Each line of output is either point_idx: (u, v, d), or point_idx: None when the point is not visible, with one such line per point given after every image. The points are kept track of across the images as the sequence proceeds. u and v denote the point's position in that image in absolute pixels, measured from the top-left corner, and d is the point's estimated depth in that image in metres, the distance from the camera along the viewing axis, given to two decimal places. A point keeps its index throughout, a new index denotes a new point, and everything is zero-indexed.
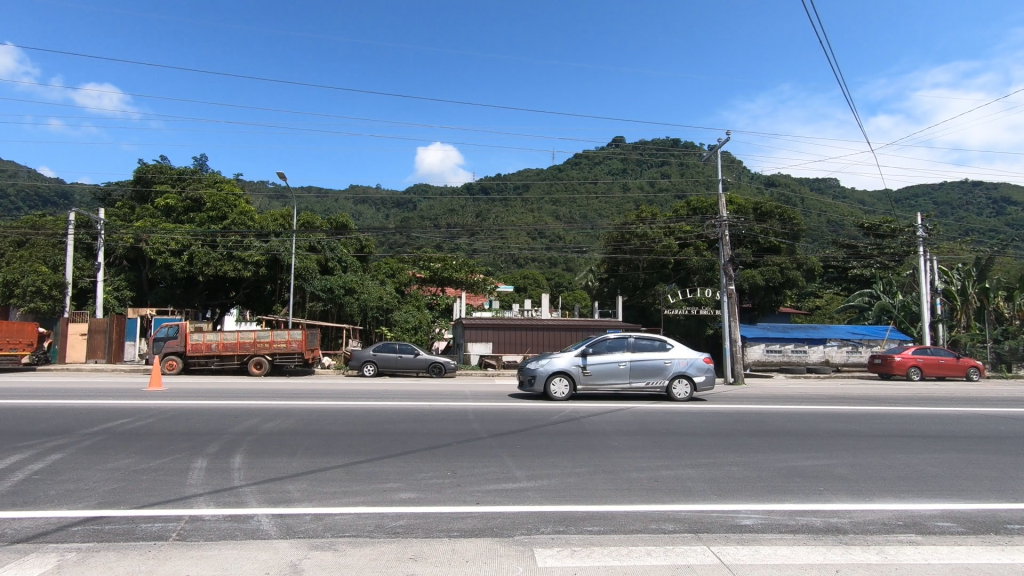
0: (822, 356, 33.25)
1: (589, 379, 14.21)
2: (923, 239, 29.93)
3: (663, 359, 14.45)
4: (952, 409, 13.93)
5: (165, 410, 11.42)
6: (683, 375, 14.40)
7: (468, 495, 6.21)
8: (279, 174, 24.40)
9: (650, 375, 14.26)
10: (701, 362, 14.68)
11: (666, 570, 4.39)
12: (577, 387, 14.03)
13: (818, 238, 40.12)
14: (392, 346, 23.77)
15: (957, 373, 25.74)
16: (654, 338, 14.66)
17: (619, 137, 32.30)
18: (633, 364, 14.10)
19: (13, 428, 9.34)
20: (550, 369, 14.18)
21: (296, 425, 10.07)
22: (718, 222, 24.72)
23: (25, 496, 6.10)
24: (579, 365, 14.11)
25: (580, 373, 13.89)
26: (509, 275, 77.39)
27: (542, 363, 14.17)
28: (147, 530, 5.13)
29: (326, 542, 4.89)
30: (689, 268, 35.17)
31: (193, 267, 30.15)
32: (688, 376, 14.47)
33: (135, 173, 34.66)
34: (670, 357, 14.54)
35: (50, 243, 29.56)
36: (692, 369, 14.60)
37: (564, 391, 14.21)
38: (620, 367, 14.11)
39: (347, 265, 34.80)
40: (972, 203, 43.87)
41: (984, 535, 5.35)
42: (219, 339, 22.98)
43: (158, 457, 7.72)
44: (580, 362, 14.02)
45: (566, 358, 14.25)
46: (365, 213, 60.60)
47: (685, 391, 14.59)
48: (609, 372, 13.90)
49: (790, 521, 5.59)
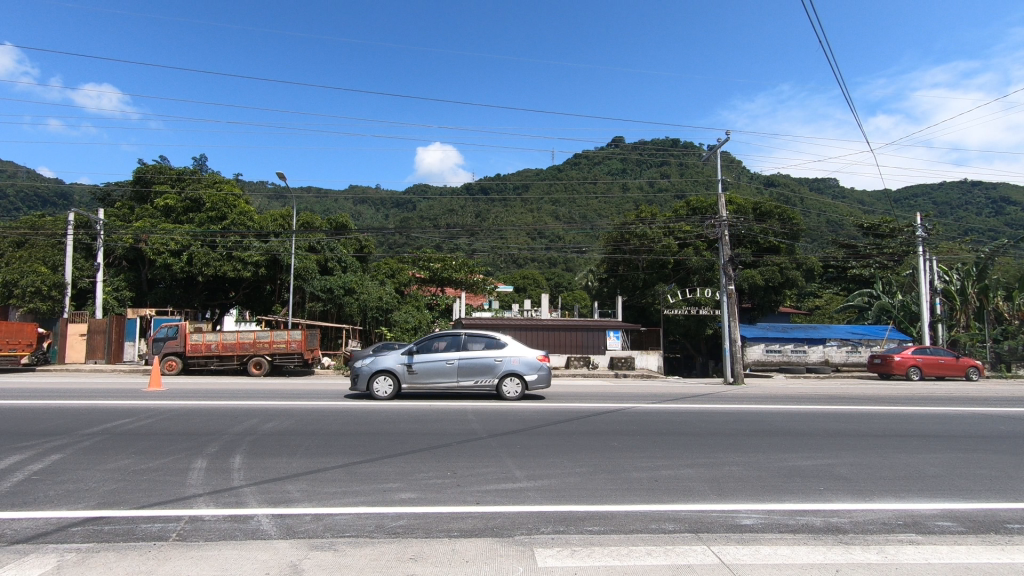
0: (822, 356, 33.26)
1: (416, 378, 13.72)
2: (923, 239, 29.90)
3: (494, 358, 13.93)
4: (952, 409, 13.93)
5: (165, 410, 11.42)
6: (513, 374, 13.80)
7: (469, 495, 6.21)
8: (279, 174, 24.38)
9: (478, 374, 13.72)
10: (536, 361, 14.10)
11: (665, 570, 4.38)
12: (401, 386, 13.54)
13: (818, 238, 40.14)
14: (391, 346, 23.79)
15: (956, 373, 25.76)
16: (488, 335, 14.16)
17: (619, 137, 32.33)
18: (462, 362, 13.57)
19: (14, 429, 9.35)
20: (375, 368, 13.72)
21: (296, 425, 10.06)
22: (718, 222, 24.73)
23: (24, 496, 6.10)
24: (406, 363, 13.62)
25: (404, 372, 13.39)
26: (509, 275, 77.46)
27: (367, 362, 13.71)
28: (147, 530, 5.13)
29: (326, 542, 4.89)
30: (689, 268, 35.20)
31: (193, 267, 30.14)
32: (519, 375, 13.85)
33: (135, 174, 34.65)
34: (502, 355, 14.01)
35: (49, 243, 29.53)
36: (525, 367, 13.98)
37: (389, 391, 13.74)
38: (449, 365, 13.61)
39: (347, 265, 34.81)
40: (971, 202, 43.88)
41: (984, 534, 5.35)
42: (220, 339, 22.99)
43: (158, 458, 7.71)
44: (404, 361, 13.56)
45: (392, 357, 13.78)
46: (365, 213, 60.64)
47: (517, 389, 14.00)
48: (433, 371, 13.41)
49: (790, 521, 5.59)
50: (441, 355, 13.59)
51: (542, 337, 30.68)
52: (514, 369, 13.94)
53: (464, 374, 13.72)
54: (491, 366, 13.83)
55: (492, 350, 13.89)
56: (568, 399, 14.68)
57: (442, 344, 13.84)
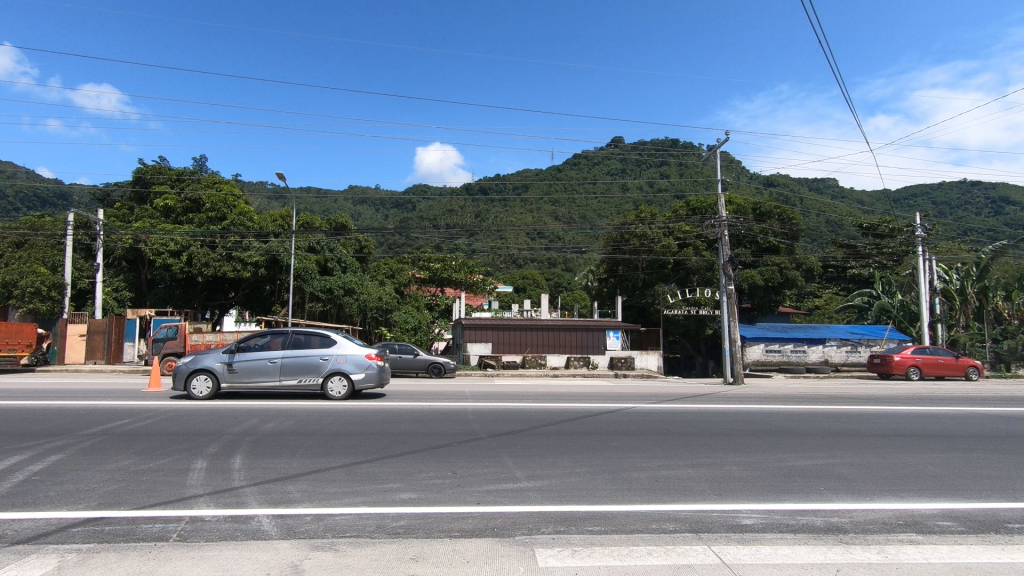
0: (822, 356, 33.26)
1: (238, 378, 13.17)
2: (923, 239, 29.91)
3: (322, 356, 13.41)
4: (951, 409, 13.91)
5: (165, 410, 11.42)
6: (339, 373, 13.28)
7: (469, 495, 6.22)
8: (278, 173, 24.40)
9: (302, 373, 13.19)
10: (366, 359, 13.56)
11: (667, 570, 4.38)
12: (219, 386, 13.10)
13: (817, 238, 40.16)
14: (391, 346, 23.82)
15: (956, 373, 25.77)
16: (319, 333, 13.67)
17: (618, 137, 32.37)
18: (285, 361, 13.10)
19: (14, 429, 9.34)
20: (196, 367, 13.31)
21: (296, 425, 10.06)
22: (717, 222, 24.75)
23: (25, 496, 6.11)
24: (228, 362, 13.18)
25: (222, 371, 12.98)
26: (508, 275, 77.54)
27: (189, 360, 13.32)
28: (148, 531, 5.14)
29: (327, 543, 4.89)
30: (688, 268, 35.23)
31: (193, 267, 30.15)
32: (345, 374, 13.34)
33: (135, 174, 34.66)
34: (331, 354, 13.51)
35: (48, 243, 29.55)
36: (353, 366, 13.46)
37: (207, 391, 13.19)
38: (270, 364, 13.16)
39: (347, 266, 34.80)
40: (971, 202, 43.88)
41: (984, 534, 5.35)
42: (219, 340, 22.99)
43: (157, 459, 7.71)
44: (224, 359, 13.15)
45: (214, 356, 13.35)
46: (365, 213, 60.67)
47: (344, 389, 13.46)
48: (252, 370, 12.99)
49: (790, 521, 5.59)
50: (264, 353, 13.08)
51: (542, 338, 30.68)
52: (341, 368, 13.44)
53: (287, 373, 13.16)
54: (318, 366, 13.32)
55: (320, 348, 13.40)
56: (566, 399, 14.70)
57: (269, 342, 13.34)
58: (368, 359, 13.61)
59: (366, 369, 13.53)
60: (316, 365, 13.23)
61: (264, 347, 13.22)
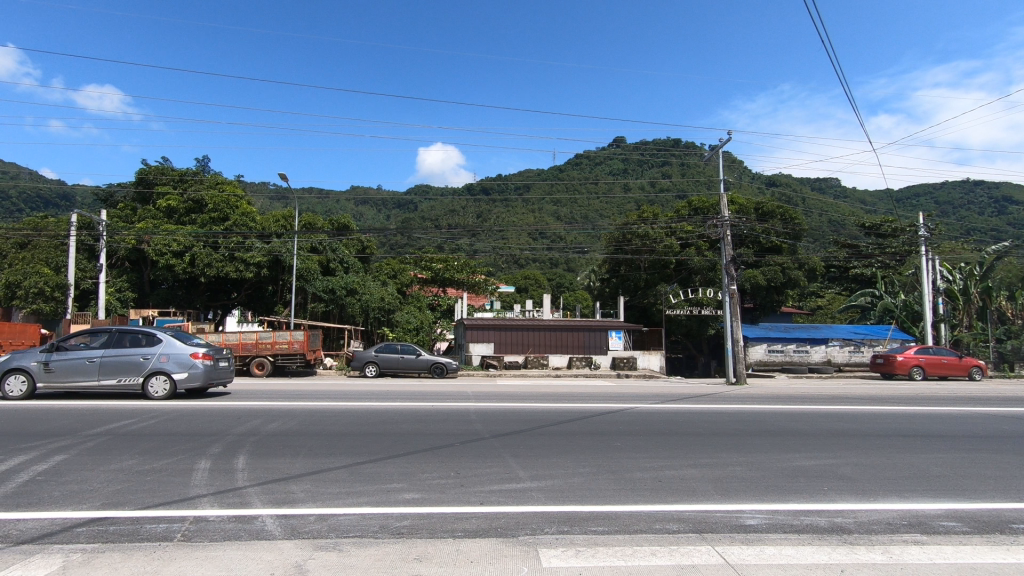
0: (824, 356, 33.19)
1: (55, 379, 12.68)
2: (926, 238, 29.82)
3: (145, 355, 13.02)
4: (954, 409, 13.89)
5: (168, 411, 11.45)
6: (160, 372, 12.89)
7: (472, 495, 6.22)
8: (280, 173, 24.45)
9: (122, 373, 12.77)
10: (189, 359, 13.22)
11: (672, 570, 4.38)
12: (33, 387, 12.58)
13: (819, 238, 40.11)
14: (393, 346, 23.85)
15: (959, 373, 25.70)
16: (146, 331, 13.26)
17: (620, 137, 32.35)
18: (102, 360, 12.67)
19: (18, 429, 9.36)
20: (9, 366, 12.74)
21: (300, 426, 10.09)
22: (719, 222, 24.68)
23: (29, 497, 6.12)
24: (45, 362, 12.69)
25: (33, 370, 12.44)
26: (510, 275, 77.47)
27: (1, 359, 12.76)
28: (152, 531, 5.15)
29: (331, 543, 4.90)
30: (690, 268, 35.19)
31: (195, 268, 30.22)
32: (167, 373, 12.97)
33: (137, 175, 34.70)
34: (155, 353, 13.10)
35: (51, 244, 29.64)
36: (176, 366, 13.10)
37: (23, 392, 12.65)
38: (87, 363, 12.68)
39: (349, 266, 34.85)
40: (973, 202, 43.78)
41: (989, 535, 5.33)
42: (222, 340, 23.02)
43: (161, 458, 7.73)
44: (40, 359, 12.65)
45: (31, 355, 12.81)
46: (366, 214, 60.69)
47: (165, 389, 13.04)
48: (66, 370, 12.52)
49: (794, 521, 5.59)
50: (82, 352, 12.68)
51: (543, 338, 30.65)
52: (164, 368, 13.03)
53: (106, 372, 12.74)
54: (140, 365, 12.93)
55: (143, 348, 12.99)
56: (568, 399, 14.70)
57: (91, 341, 12.93)
58: (195, 359, 13.26)
59: (190, 368, 13.12)
60: (136, 364, 12.84)
61: (85, 346, 12.80)
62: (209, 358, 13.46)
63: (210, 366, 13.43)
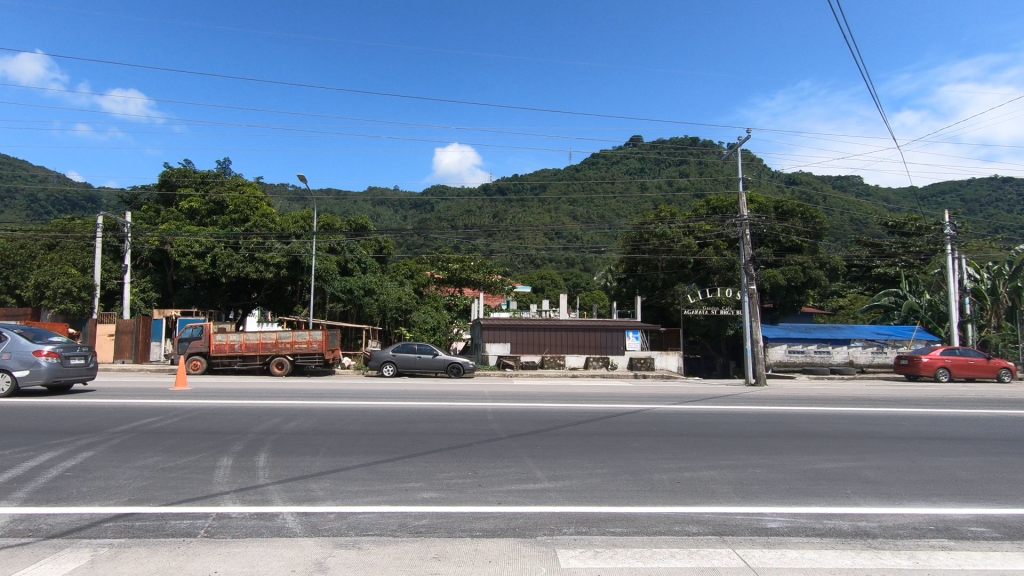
0: (846, 357, 32.65)
1: None
2: (952, 237, 29.15)
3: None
4: (982, 411, 13.55)
5: (190, 409, 11.64)
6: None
7: (490, 495, 6.23)
8: (299, 175, 24.72)
9: None
10: (33, 356, 12.83)
11: (691, 573, 4.34)
12: None
13: (841, 237, 39.49)
14: (411, 346, 24.00)
15: (987, 374, 25.00)
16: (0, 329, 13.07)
17: (637, 136, 32.17)
18: None
19: (46, 427, 9.59)
20: None
21: (319, 424, 10.20)
22: (738, 221, 24.39)
23: (57, 492, 6.27)
24: None
25: None
26: (526, 275, 77.35)
27: None
28: (176, 527, 5.24)
29: (350, 541, 4.93)
30: (709, 268, 34.84)
31: (216, 268, 30.72)
32: (7, 371, 12.62)
33: (160, 178, 35.34)
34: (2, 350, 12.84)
35: (78, 245, 30.36)
36: (19, 363, 12.74)
37: None
38: None
39: (366, 266, 35.14)
40: (1001, 199, 42.64)
41: (1020, 541, 5.19)
42: (242, 340, 23.33)
43: (185, 456, 7.87)
44: None
45: None
46: (384, 214, 61.05)
47: (7, 387, 12.67)
48: None
49: (817, 525, 5.49)
50: None
51: (560, 338, 30.58)
52: (7, 366, 12.71)
53: None
54: None
55: None
56: (585, 400, 14.64)
57: None
58: (39, 356, 12.87)
59: (31, 366, 12.75)
60: None
61: None
62: (54, 355, 13.02)
63: (55, 363, 12.96)
